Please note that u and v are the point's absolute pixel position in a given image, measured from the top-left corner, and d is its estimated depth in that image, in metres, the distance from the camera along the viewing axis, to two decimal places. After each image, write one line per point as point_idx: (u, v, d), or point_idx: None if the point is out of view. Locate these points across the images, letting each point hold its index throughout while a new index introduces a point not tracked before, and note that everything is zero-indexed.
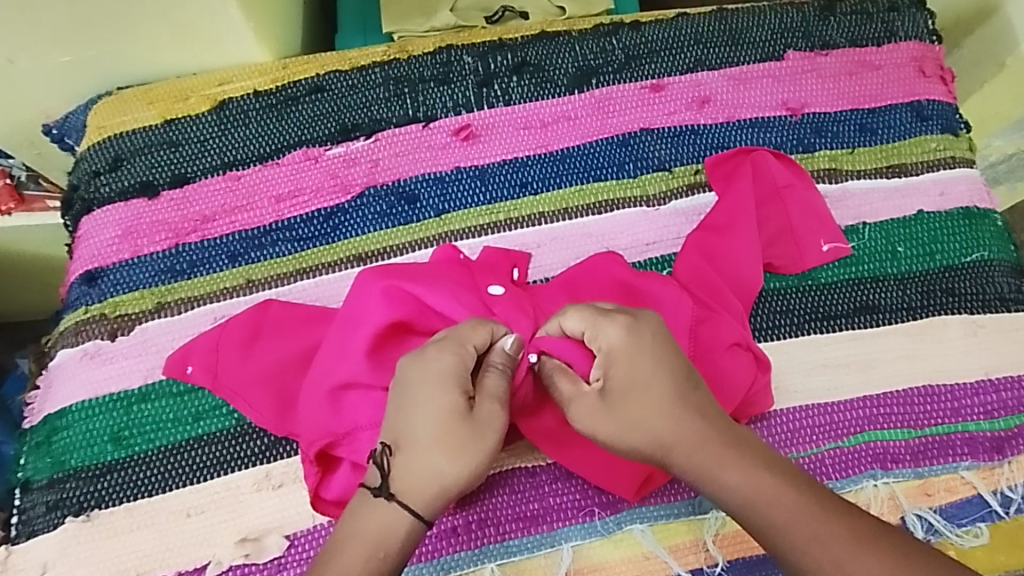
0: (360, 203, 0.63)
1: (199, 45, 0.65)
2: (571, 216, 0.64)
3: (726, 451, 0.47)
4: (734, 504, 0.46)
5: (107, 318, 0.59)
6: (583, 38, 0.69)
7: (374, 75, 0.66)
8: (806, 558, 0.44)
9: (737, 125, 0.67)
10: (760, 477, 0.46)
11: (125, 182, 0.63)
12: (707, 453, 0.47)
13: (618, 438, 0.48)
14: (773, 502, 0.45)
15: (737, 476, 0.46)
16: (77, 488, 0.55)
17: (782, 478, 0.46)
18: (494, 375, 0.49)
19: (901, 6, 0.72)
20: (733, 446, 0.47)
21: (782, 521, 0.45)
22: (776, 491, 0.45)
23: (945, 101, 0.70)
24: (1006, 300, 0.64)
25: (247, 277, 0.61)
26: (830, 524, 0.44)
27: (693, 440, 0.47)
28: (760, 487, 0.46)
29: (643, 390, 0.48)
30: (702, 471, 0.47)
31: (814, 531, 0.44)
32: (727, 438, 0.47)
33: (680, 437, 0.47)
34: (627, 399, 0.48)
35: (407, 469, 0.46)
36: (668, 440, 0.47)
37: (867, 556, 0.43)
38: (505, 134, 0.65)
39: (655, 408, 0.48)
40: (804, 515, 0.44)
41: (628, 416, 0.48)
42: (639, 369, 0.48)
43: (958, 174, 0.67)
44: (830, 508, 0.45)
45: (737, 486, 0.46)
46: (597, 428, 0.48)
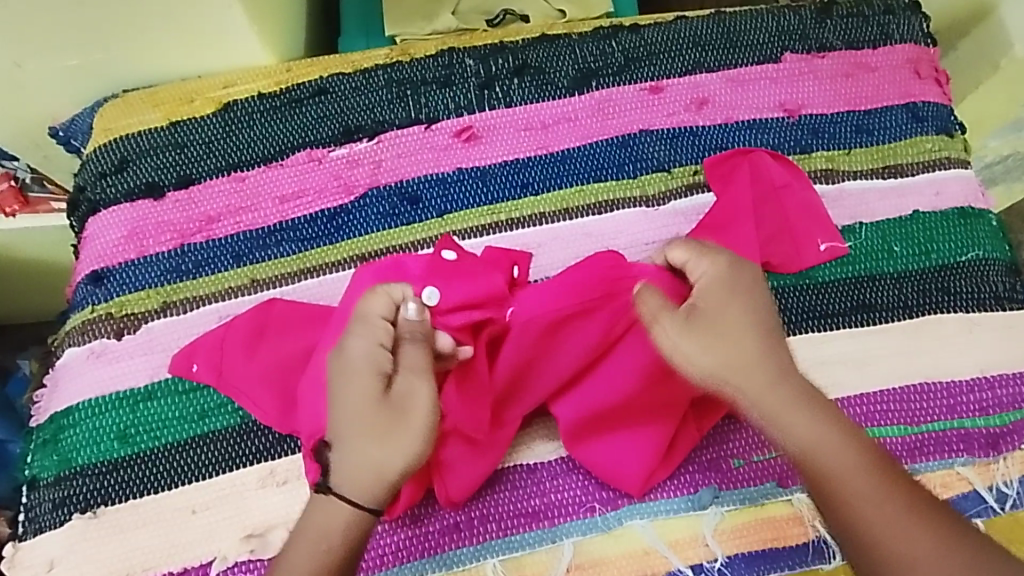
0: (363, 204, 0.64)
1: (204, 49, 0.66)
2: (571, 216, 0.65)
3: (805, 410, 0.49)
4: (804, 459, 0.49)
5: (114, 317, 0.60)
6: (583, 40, 0.70)
7: (377, 78, 0.67)
8: (864, 515, 0.47)
9: (735, 127, 0.68)
10: (836, 437, 0.49)
11: (131, 183, 0.64)
12: (789, 403, 0.49)
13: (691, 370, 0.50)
14: (846, 460, 0.48)
15: (807, 434, 0.49)
16: (84, 486, 0.56)
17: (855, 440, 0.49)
18: (408, 346, 0.49)
19: (897, 9, 0.73)
20: (808, 407, 0.50)
21: (845, 475, 0.48)
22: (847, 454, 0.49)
23: (941, 103, 0.71)
24: (1001, 298, 0.65)
25: (251, 276, 0.62)
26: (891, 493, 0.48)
27: (777, 390, 0.50)
28: (830, 440, 0.49)
29: (741, 337, 0.50)
30: (778, 416, 0.49)
31: (878, 491, 0.48)
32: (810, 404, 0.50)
33: (763, 390, 0.50)
34: (722, 345, 0.50)
35: (341, 464, 0.48)
36: (752, 387, 0.50)
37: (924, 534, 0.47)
38: (506, 135, 0.66)
39: (743, 358, 0.50)
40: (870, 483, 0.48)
41: (712, 361, 0.50)
42: (726, 330, 0.50)
43: (954, 174, 0.68)
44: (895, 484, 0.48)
45: (812, 436, 0.49)
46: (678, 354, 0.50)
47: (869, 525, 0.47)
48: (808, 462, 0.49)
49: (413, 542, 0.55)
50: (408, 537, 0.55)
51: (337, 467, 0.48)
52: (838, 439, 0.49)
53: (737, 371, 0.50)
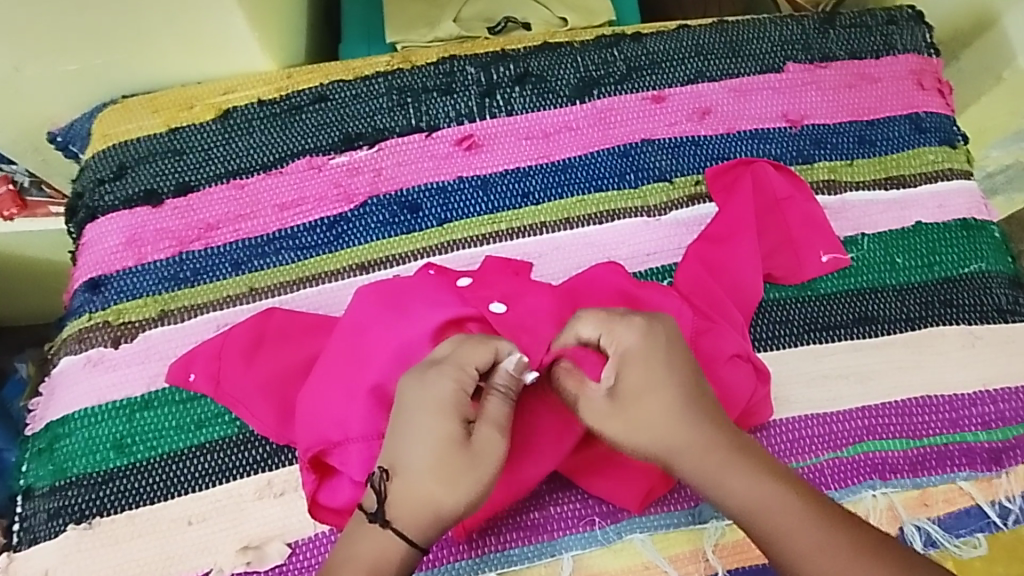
0: (363, 212, 0.63)
1: (205, 55, 0.66)
2: (572, 226, 0.64)
3: (734, 463, 0.48)
4: (737, 512, 0.48)
5: (111, 325, 0.60)
6: (584, 49, 0.69)
7: (378, 85, 0.67)
8: (811, 569, 0.45)
9: (737, 137, 0.68)
10: (767, 487, 0.47)
11: (130, 190, 0.63)
12: (714, 460, 0.48)
13: (631, 433, 0.48)
14: (780, 513, 0.47)
15: (738, 485, 0.47)
16: (80, 496, 0.55)
17: (786, 486, 0.47)
18: (496, 396, 0.48)
19: (900, 20, 0.73)
20: (738, 456, 0.48)
21: (783, 525, 0.46)
22: (782, 500, 0.47)
23: (943, 114, 0.71)
24: (1003, 311, 0.64)
25: (250, 285, 0.61)
26: (831, 539, 0.46)
27: (702, 446, 0.48)
28: (766, 493, 0.47)
29: (659, 391, 0.48)
30: (710, 476, 0.48)
31: (816, 541, 0.46)
32: (734, 450, 0.48)
33: (694, 441, 0.48)
34: (635, 403, 0.48)
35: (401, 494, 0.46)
36: (681, 448, 0.48)
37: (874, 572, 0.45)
38: (507, 144, 0.66)
39: (667, 411, 0.48)
40: (808, 528, 0.46)
41: (635, 422, 0.48)
42: (652, 378, 0.49)
43: (956, 186, 0.68)
44: (834, 526, 0.46)
45: (743, 496, 0.47)
46: (610, 429, 0.48)
47: None
48: (748, 516, 0.47)
49: None
50: None
51: (394, 495, 0.46)
52: (768, 486, 0.47)
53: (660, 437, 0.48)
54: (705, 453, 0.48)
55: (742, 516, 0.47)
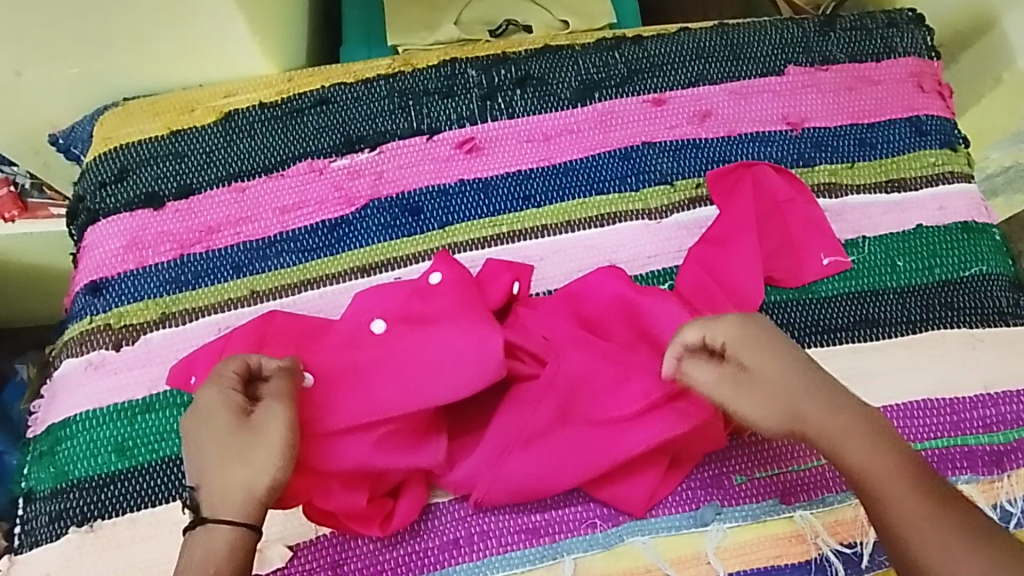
0: (365, 215, 0.64)
1: (206, 59, 0.66)
2: (574, 228, 0.64)
3: (857, 431, 0.49)
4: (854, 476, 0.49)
5: (112, 328, 0.60)
6: (585, 52, 0.69)
7: (379, 88, 0.67)
8: (918, 539, 0.47)
9: (737, 139, 0.68)
10: (884, 458, 0.49)
11: (131, 193, 0.63)
12: (839, 425, 0.49)
13: (758, 406, 0.50)
14: (897, 482, 0.48)
15: (858, 451, 0.49)
16: (81, 499, 0.55)
17: (903, 460, 0.49)
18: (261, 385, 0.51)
19: (900, 22, 0.73)
20: (861, 425, 0.50)
21: (894, 494, 0.48)
22: (901, 471, 0.48)
23: (944, 116, 0.71)
24: (1004, 313, 0.64)
25: (251, 288, 0.61)
26: (946, 517, 0.47)
27: (825, 412, 0.50)
28: (885, 463, 0.48)
29: (775, 362, 0.51)
30: (832, 440, 0.49)
31: (921, 512, 0.47)
32: (857, 419, 0.50)
33: (817, 408, 0.50)
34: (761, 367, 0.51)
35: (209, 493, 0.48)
36: (794, 414, 0.50)
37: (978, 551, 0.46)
38: (508, 147, 0.66)
39: (790, 382, 0.50)
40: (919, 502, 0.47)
41: (768, 386, 0.50)
42: (770, 356, 0.51)
43: (957, 189, 0.68)
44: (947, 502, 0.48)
45: (864, 459, 0.49)
46: (742, 407, 0.50)
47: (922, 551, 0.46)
48: (861, 481, 0.49)
49: (413, 558, 0.54)
50: (408, 553, 0.54)
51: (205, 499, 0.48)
52: (885, 456, 0.49)
53: (791, 397, 0.50)
54: (828, 420, 0.50)
55: (858, 479, 0.49)
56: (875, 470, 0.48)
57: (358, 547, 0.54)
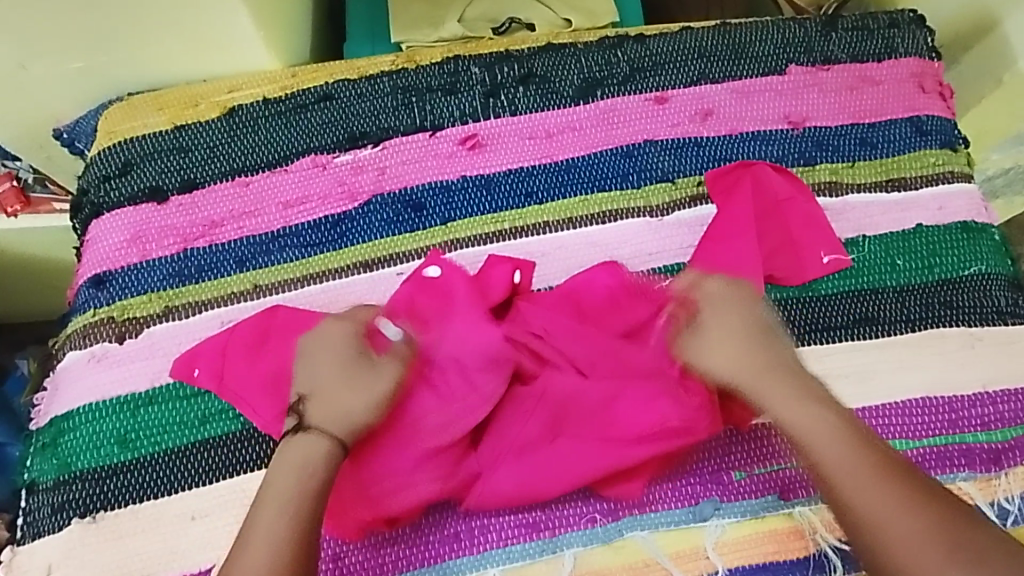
0: (367, 210, 0.64)
1: (211, 54, 0.67)
2: (575, 225, 0.65)
3: (793, 392, 0.52)
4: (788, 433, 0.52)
5: (116, 321, 0.60)
6: (588, 50, 0.70)
7: (382, 85, 0.67)
8: (852, 490, 0.48)
9: (739, 138, 0.68)
10: (814, 415, 0.51)
11: (135, 187, 0.64)
12: (771, 380, 0.53)
13: (713, 349, 0.54)
14: (824, 437, 0.50)
15: (790, 410, 0.51)
16: (84, 491, 0.56)
17: (840, 421, 0.51)
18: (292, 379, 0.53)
19: (902, 23, 0.74)
20: (799, 385, 0.53)
21: (828, 451, 0.50)
22: (834, 428, 0.50)
23: (944, 117, 0.71)
24: (1003, 313, 0.65)
25: (254, 282, 0.62)
26: (916, 514, 0.47)
27: (757, 368, 0.53)
28: (817, 422, 0.51)
29: (734, 311, 0.55)
30: (762, 396, 0.52)
31: (851, 462, 0.49)
32: (793, 380, 0.53)
33: (749, 361, 0.53)
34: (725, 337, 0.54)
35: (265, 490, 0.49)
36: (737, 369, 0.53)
37: (909, 503, 0.47)
38: (510, 144, 0.66)
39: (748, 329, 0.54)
40: (852, 458, 0.49)
41: (732, 352, 0.54)
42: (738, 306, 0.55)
43: (957, 189, 0.68)
44: (880, 458, 0.49)
45: (832, 458, 0.50)
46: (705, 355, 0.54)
47: (855, 503, 0.48)
48: (792, 437, 0.51)
49: (414, 551, 0.55)
50: (407, 547, 0.55)
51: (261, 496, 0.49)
52: (819, 413, 0.51)
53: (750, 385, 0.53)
54: (764, 376, 0.53)
55: (790, 433, 0.51)
56: (803, 426, 0.51)
57: (358, 540, 0.55)
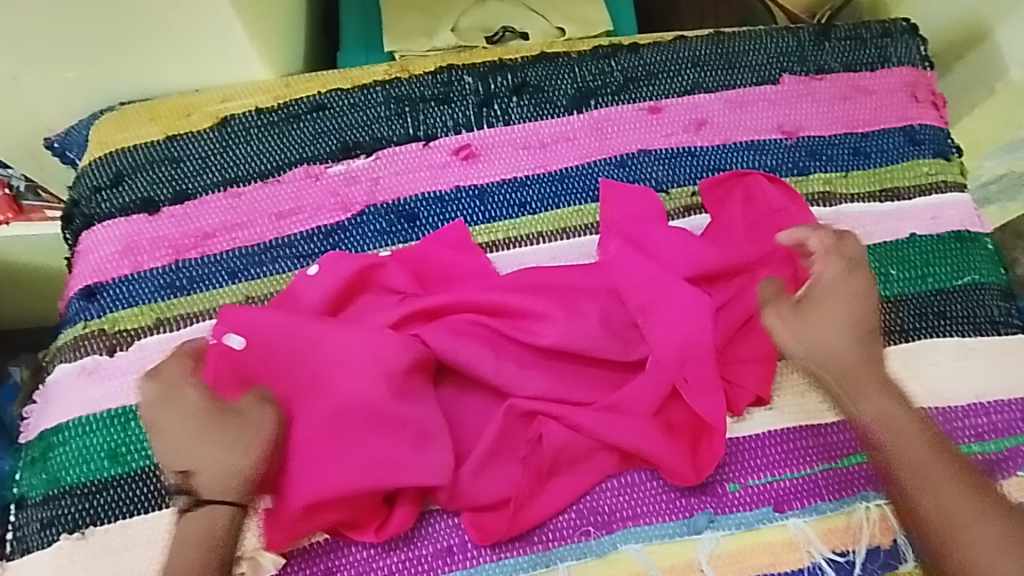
0: (360, 221, 0.64)
1: (203, 65, 0.66)
2: (569, 235, 0.64)
3: (881, 390, 0.55)
4: (867, 427, 0.55)
5: (107, 333, 0.60)
6: (582, 60, 0.70)
7: (376, 95, 0.67)
8: (924, 488, 0.52)
9: (733, 148, 0.68)
10: (895, 409, 0.55)
11: (127, 198, 0.63)
12: (859, 368, 0.56)
13: (800, 337, 0.56)
14: (903, 431, 0.54)
15: (874, 403, 0.55)
16: (73, 506, 0.55)
17: (917, 419, 0.54)
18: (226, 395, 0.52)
19: (894, 33, 0.74)
20: (878, 380, 0.56)
21: (907, 448, 0.53)
22: (912, 424, 0.54)
23: (937, 126, 0.71)
24: (996, 323, 0.65)
25: (246, 294, 0.61)
26: (986, 521, 0.50)
27: (859, 360, 0.56)
28: (895, 416, 0.54)
29: (841, 309, 0.56)
30: (848, 388, 0.56)
31: (925, 457, 0.53)
32: (876, 374, 0.56)
33: (855, 358, 0.56)
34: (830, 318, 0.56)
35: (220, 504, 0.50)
36: (849, 366, 0.56)
37: (977, 503, 0.51)
38: (504, 154, 0.66)
39: (830, 322, 0.56)
40: (927, 455, 0.53)
41: (813, 331, 0.56)
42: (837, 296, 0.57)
43: (950, 198, 0.68)
44: (951, 460, 0.53)
45: (903, 453, 0.53)
46: (814, 345, 0.56)
47: (924, 503, 0.52)
48: (871, 430, 0.55)
49: (406, 565, 0.54)
50: (400, 560, 0.54)
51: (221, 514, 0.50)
52: (899, 408, 0.55)
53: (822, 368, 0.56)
54: (856, 370, 0.56)
55: (866, 427, 0.55)
56: (885, 419, 0.54)
57: (351, 555, 0.54)
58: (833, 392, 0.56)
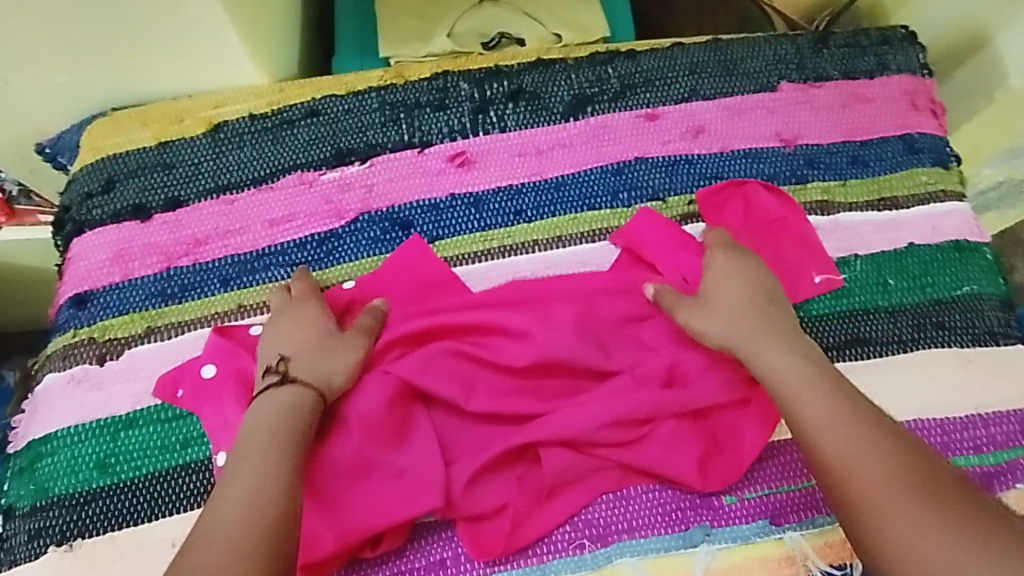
0: (354, 228, 0.63)
1: (195, 69, 0.66)
2: (565, 243, 0.64)
3: (780, 350, 0.54)
4: (775, 384, 0.53)
5: (97, 342, 0.59)
6: (578, 66, 0.69)
7: (371, 100, 0.67)
8: (834, 438, 0.49)
9: (730, 156, 0.67)
10: (799, 364, 0.53)
11: (118, 205, 0.63)
12: (757, 335, 0.55)
13: (706, 317, 0.57)
14: (808, 383, 0.52)
15: (780, 361, 0.53)
16: (60, 517, 0.54)
17: (828, 378, 0.52)
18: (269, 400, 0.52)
19: (893, 40, 0.74)
20: (778, 342, 0.55)
21: (813, 399, 0.51)
22: (817, 380, 0.52)
23: (936, 134, 0.71)
24: (994, 334, 0.64)
25: (238, 301, 0.61)
26: (889, 464, 0.48)
27: (753, 327, 0.56)
28: (802, 371, 0.53)
29: (743, 284, 0.58)
30: (754, 351, 0.54)
31: (829, 408, 0.50)
32: (780, 337, 0.55)
33: (749, 326, 0.56)
34: (725, 308, 0.57)
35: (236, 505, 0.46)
36: (746, 335, 0.55)
37: (887, 460, 0.48)
38: (500, 162, 0.66)
39: (731, 299, 0.57)
40: (839, 410, 0.50)
41: (714, 314, 0.57)
42: (732, 280, 0.59)
43: (949, 208, 0.68)
44: (867, 419, 0.50)
45: (835, 442, 0.49)
46: (705, 326, 0.56)
47: (837, 452, 0.49)
48: (775, 388, 0.53)
49: None
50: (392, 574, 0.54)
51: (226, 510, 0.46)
52: (805, 364, 0.53)
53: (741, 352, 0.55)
54: (755, 337, 0.55)
55: (776, 385, 0.53)
56: (790, 373, 0.53)
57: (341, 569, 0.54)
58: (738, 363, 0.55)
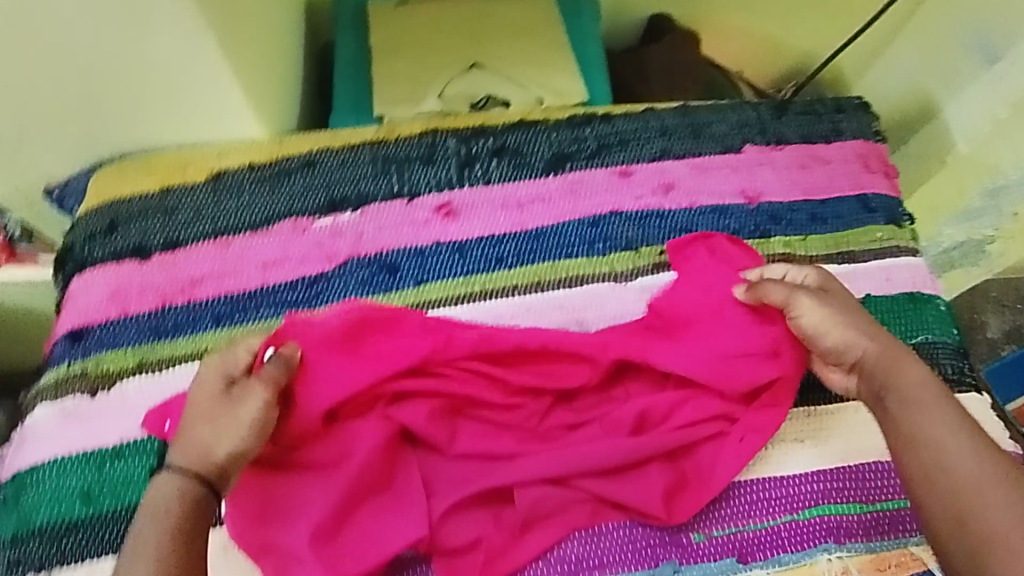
0: (342, 272, 0.66)
1: (202, 124, 0.71)
2: (543, 289, 0.67)
3: (916, 367, 0.57)
4: (901, 397, 0.56)
5: (90, 376, 0.61)
6: (558, 126, 0.75)
7: (364, 154, 0.72)
8: (942, 453, 0.53)
9: (698, 211, 0.72)
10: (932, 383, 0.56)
11: (120, 246, 0.66)
12: (893, 349, 0.58)
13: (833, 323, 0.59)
14: (930, 398, 0.55)
15: (915, 374, 0.57)
16: (40, 546, 0.55)
17: (943, 395, 0.56)
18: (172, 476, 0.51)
19: (847, 109, 0.80)
20: (907, 354, 0.58)
21: (926, 414, 0.54)
22: (936, 398, 0.55)
23: (889, 195, 0.76)
24: (948, 381, 0.68)
25: (229, 339, 0.63)
26: (997, 482, 0.51)
27: (888, 340, 0.59)
28: (926, 388, 0.56)
29: (852, 302, 0.61)
30: (891, 364, 0.57)
31: (945, 425, 0.54)
32: (904, 354, 0.58)
33: (886, 340, 0.59)
34: (823, 323, 0.59)
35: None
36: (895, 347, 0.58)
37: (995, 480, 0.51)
38: (483, 213, 0.70)
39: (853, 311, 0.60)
40: (952, 429, 0.54)
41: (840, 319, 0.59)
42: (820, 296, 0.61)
43: (902, 262, 0.72)
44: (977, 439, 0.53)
45: (953, 463, 0.52)
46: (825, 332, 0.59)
47: (945, 466, 0.52)
48: (895, 400, 0.56)
49: None
50: None
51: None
52: (935, 382, 0.56)
53: (878, 370, 0.57)
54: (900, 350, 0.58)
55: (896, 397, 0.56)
56: (917, 388, 0.56)
57: None
58: (868, 373, 0.58)
